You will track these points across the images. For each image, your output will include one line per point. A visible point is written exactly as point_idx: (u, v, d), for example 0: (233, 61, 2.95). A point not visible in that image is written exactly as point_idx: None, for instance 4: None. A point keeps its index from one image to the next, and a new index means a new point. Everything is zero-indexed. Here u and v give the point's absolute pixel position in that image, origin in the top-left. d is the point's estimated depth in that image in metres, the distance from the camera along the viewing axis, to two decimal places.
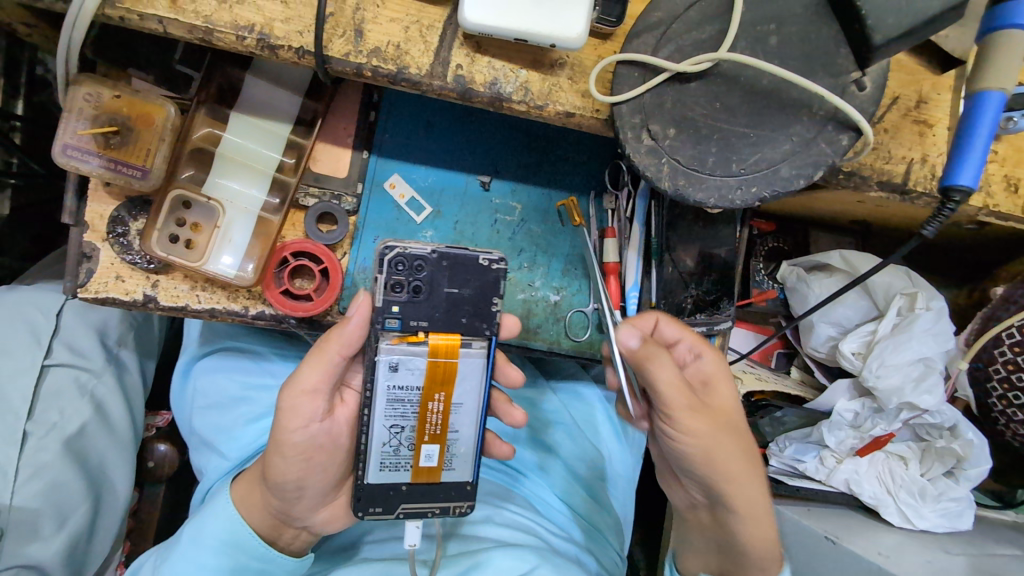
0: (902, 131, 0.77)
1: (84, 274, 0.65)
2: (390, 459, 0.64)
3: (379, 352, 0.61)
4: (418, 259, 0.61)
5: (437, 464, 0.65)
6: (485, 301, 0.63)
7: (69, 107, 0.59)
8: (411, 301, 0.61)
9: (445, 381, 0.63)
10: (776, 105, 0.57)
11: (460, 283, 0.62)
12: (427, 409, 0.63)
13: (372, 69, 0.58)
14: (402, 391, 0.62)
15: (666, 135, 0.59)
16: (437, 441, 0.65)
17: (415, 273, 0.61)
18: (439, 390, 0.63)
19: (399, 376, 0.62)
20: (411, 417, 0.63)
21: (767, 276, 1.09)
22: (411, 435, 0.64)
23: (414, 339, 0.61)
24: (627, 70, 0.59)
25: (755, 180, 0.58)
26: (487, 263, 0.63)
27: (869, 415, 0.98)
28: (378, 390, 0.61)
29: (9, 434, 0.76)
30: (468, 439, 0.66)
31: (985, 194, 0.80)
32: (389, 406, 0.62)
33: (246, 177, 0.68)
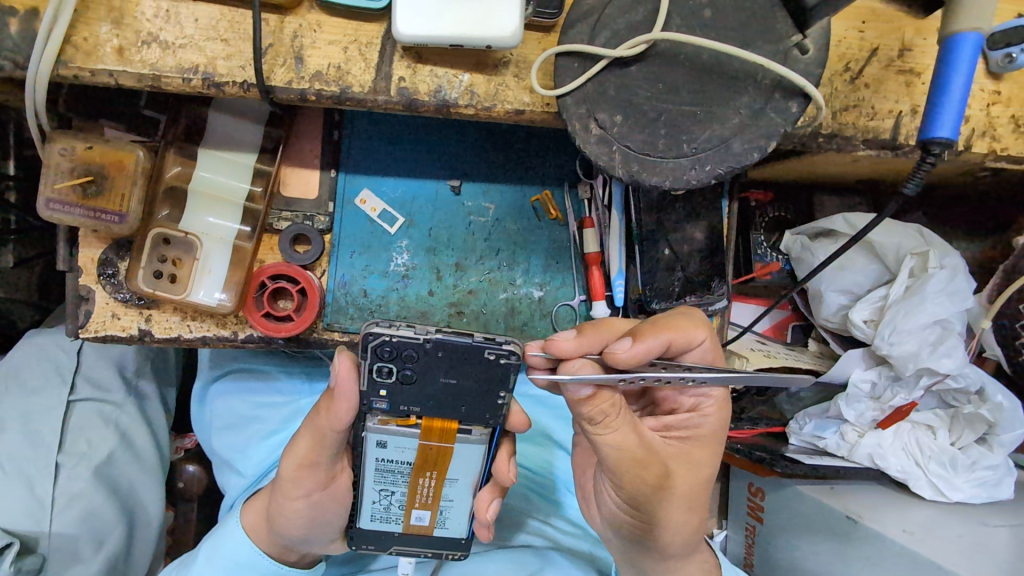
0: (885, 84, 0.73)
1: (83, 315, 0.69)
2: (381, 512, 0.64)
3: (367, 430, 0.57)
4: (407, 349, 0.52)
5: (429, 523, 0.65)
6: (488, 392, 0.55)
7: (48, 163, 0.63)
8: (400, 386, 0.54)
9: (439, 459, 0.60)
10: (721, 78, 0.55)
11: (457, 373, 0.54)
12: (417, 483, 0.61)
13: (316, 93, 0.59)
14: (391, 462, 0.60)
15: (613, 123, 0.58)
16: (427, 507, 0.64)
17: (404, 361, 0.53)
18: (430, 469, 0.60)
19: (388, 450, 0.59)
20: (400, 485, 0.62)
21: (770, 248, 1.04)
22: (401, 498, 0.63)
23: (405, 421, 0.56)
24: (567, 62, 0.58)
25: (708, 158, 0.56)
26: (493, 357, 0.53)
27: (888, 385, 0.94)
28: (366, 459, 0.60)
29: (44, 468, 0.85)
30: (461, 505, 0.64)
31: (990, 138, 0.74)
32: (378, 474, 0.61)
33: (219, 209, 0.71)
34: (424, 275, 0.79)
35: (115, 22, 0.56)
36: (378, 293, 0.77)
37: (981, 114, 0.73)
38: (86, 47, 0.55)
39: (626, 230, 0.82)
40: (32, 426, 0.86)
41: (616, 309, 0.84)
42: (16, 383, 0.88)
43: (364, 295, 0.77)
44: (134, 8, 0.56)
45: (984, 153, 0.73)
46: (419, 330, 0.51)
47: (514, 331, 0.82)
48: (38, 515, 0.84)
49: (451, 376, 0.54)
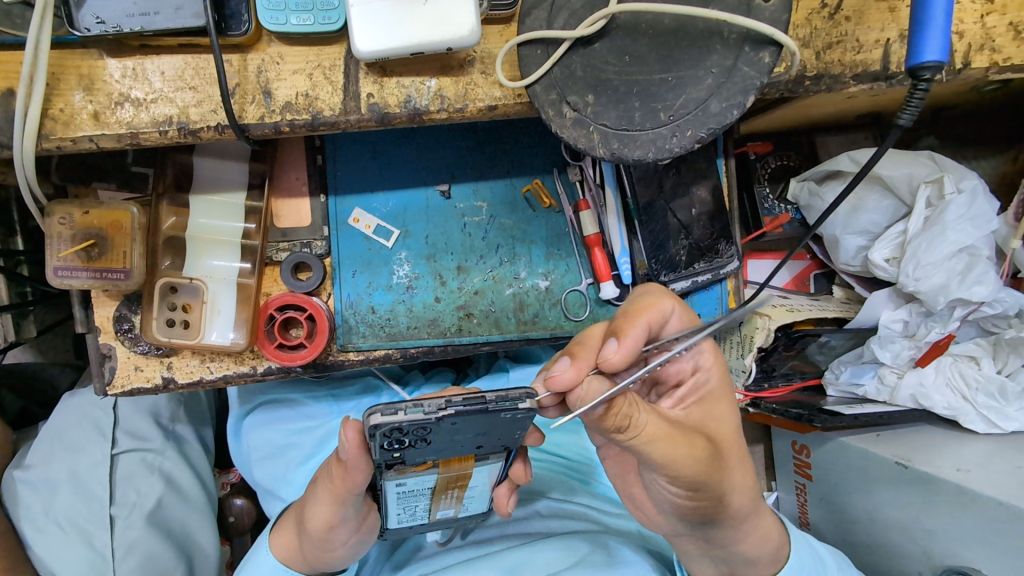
0: (867, 14, 0.69)
1: (108, 372, 0.72)
2: (406, 517, 0.66)
3: (387, 479, 0.58)
4: (414, 428, 0.49)
5: (454, 513, 0.69)
6: (507, 432, 0.54)
7: (50, 233, 0.65)
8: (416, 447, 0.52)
9: (459, 479, 0.61)
10: (687, 40, 0.53)
11: (474, 430, 0.51)
12: (440, 496, 0.63)
13: (289, 124, 0.60)
14: (413, 489, 0.61)
15: (586, 103, 0.57)
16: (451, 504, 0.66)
17: (417, 433, 0.50)
18: (454, 487, 0.62)
19: (409, 485, 0.60)
20: (425, 500, 0.63)
21: (778, 200, 1.02)
22: (426, 506, 0.65)
23: (423, 467, 0.57)
24: (530, 50, 0.57)
25: (687, 124, 0.55)
26: (512, 416, 0.50)
27: (920, 322, 0.90)
28: (389, 492, 0.61)
29: (101, 521, 0.90)
30: (481, 496, 0.67)
31: (991, 51, 0.70)
32: (402, 496, 0.62)
33: (220, 251, 0.73)
34: (428, 283, 0.79)
35: (87, 88, 0.57)
36: (386, 307, 0.78)
37: (974, 27, 0.69)
38: (64, 117, 0.57)
39: (622, 207, 0.81)
40: (84, 484, 0.91)
41: (625, 286, 0.83)
42: (61, 446, 0.92)
43: (373, 311, 0.78)
44: (102, 72, 0.57)
45: (985, 68, 0.69)
46: (425, 410, 0.47)
47: (526, 324, 0.82)
48: (101, 565, 0.89)
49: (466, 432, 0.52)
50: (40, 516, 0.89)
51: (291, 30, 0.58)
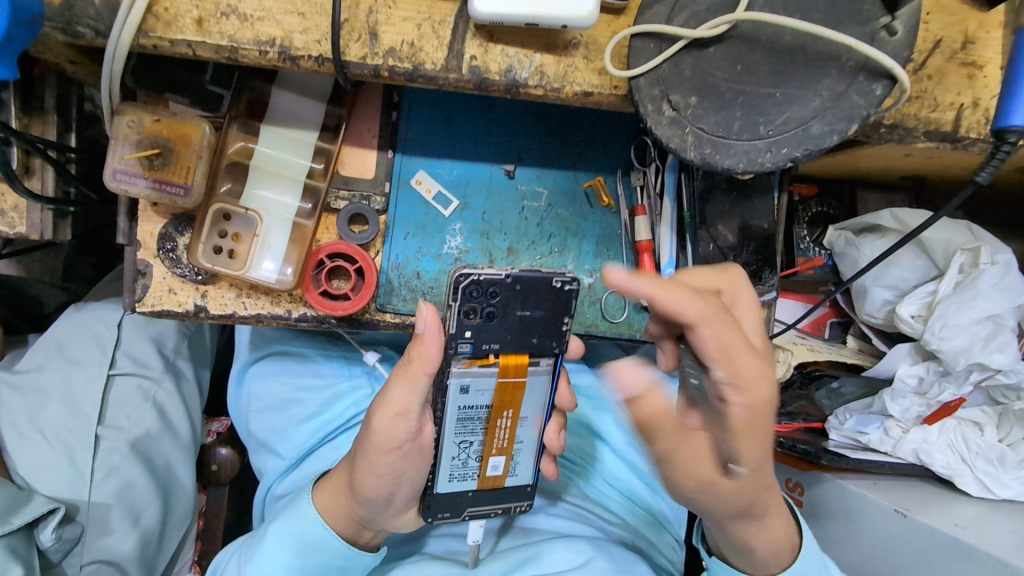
0: (948, 76, 0.72)
1: (141, 289, 0.69)
2: (458, 471, 0.68)
3: (451, 375, 0.63)
4: (488, 284, 0.61)
5: (501, 472, 0.70)
6: (556, 323, 0.64)
7: (115, 134, 0.63)
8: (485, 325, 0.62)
9: (513, 395, 0.66)
10: (802, 61, 0.54)
11: (531, 307, 0.63)
12: (495, 425, 0.67)
13: (389, 69, 0.59)
14: (471, 407, 0.65)
15: (687, 104, 0.57)
16: (503, 451, 0.69)
17: (488, 299, 0.61)
18: (507, 407, 0.67)
19: (469, 395, 0.64)
20: (479, 433, 0.67)
21: (813, 243, 1.05)
22: (478, 448, 0.68)
23: (484, 361, 0.63)
24: (642, 42, 0.58)
25: (785, 141, 0.56)
26: (561, 285, 0.63)
27: (936, 380, 0.93)
28: (449, 407, 0.64)
29: (85, 438, 0.86)
30: (531, 446, 0.70)
31: None
32: (458, 424, 0.66)
33: (280, 185, 0.71)
34: (477, 259, 0.79)
35: None
36: (431, 275, 0.77)
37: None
38: (166, 17, 0.55)
39: (678, 218, 0.82)
40: (75, 397, 0.87)
41: None
42: (61, 355, 0.89)
43: (417, 277, 0.76)
44: None
45: None
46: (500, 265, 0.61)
47: None
48: (77, 485, 0.84)
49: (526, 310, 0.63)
50: (23, 424, 0.85)
51: None
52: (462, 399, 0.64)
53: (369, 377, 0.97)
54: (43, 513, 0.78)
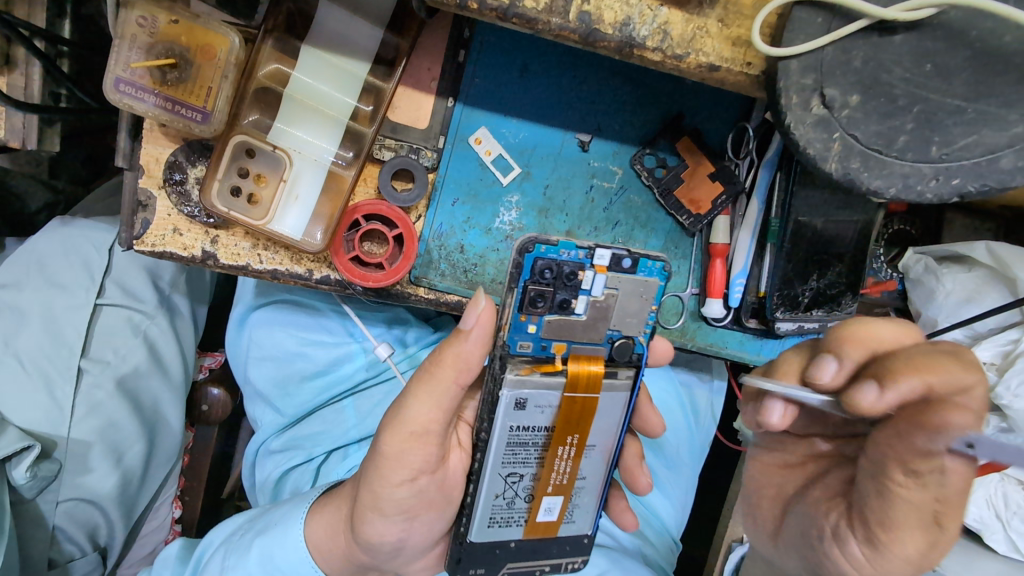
0: None
1: (140, 225, 0.58)
2: (501, 514, 0.57)
3: (503, 385, 0.51)
4: (562, 265, 0.51)
5: (556, 517, 0.59)
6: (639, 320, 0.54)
7: (120, 34, 0.51)
8: (556, 314, 0.52)
9: (580, 421, 0.55)
10: (1013, 74, 0.43)
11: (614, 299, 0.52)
12: (554, 454, 0.56)
13: (479, 0, 0.46)
14: (524, 430, 0.54)
15: (846, 103, 0.45)
16: (560, 491, 0.58)
17: (564, 284, 0.51)
18: (572, 433, 0.55)
19: (523, 413, 0.53)
20: (532, 464, 0.56)
21: (888, 265, 0.94)
22: (530, 484, 0.56)
23: (549, 369, 0.52)
24: (806, 14, 0.45)
25: (959, 170, 0.45)
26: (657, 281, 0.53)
27: (993, 436, 0.82)
28: (496, 427, 0.53)
29: (65, 371, 0.77)
30: (594, 485, 0.59)
31: None
32: (508, 450, 0.54)
33: (317, 125, 0.58)
34: None
35: None
36: (477, 250, 0.66)
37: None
38: None
39: (762, 224, 0.71)
40: (55, 324, 0.78)
41: (728, 309, 0.74)
42: (41, 274, 0.79)
43: (460, 251, 0.66)
44: None
45: None
46: (583, 245, 0.50)
47: None
48: (55, 420, 0.76)
49: (609, 301, 0.52)
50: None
51: None
52: (518, 418, 0.53)
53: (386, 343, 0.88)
54: (15, 451, 0.70)
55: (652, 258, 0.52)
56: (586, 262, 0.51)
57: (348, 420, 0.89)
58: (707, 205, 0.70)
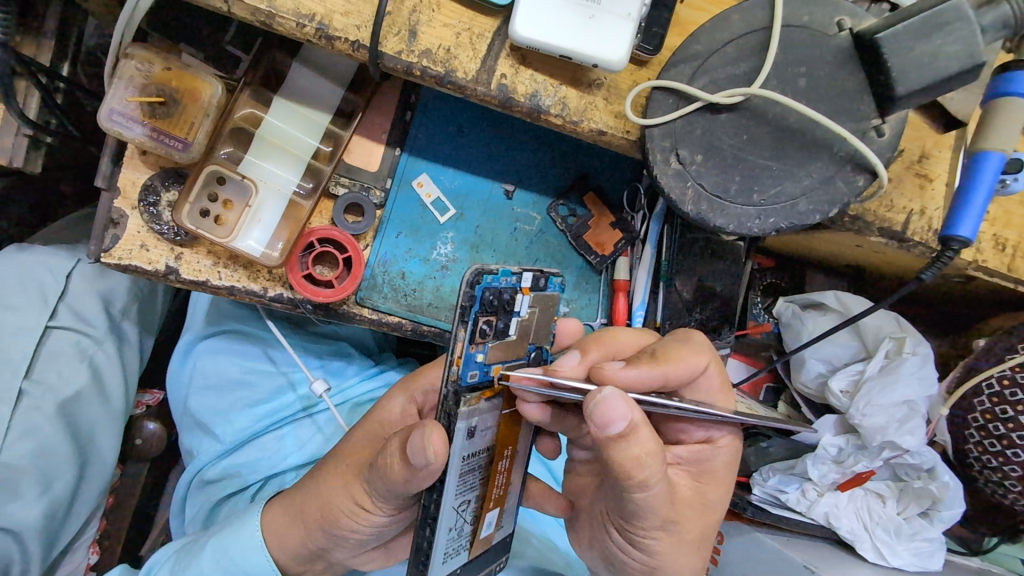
0: (903, 184, 0.75)
1: (109, 240, 0.65)
2: (453, 546, 0.55)
3: (460, 418, 0.53)
4: (503, 290, 0.54)
5: (493, 530, 0.61)
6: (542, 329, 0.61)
7: (120, 75, 0.62)
8: (495, 340, 0.55)
9: (511, 434, 0.60)
10: (801, 142, 0.60)
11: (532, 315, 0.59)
12: (495, 470, 0.59)
13: (422, 69, 0.61)
14: (471, 456, 0.55)
15: (693, 161, 0.61)
16: (498, 504, 0.60)
17: (505, 313, 0.55)
18: (507, 446, 0.60)
19: (473, 443, 0.55)
20: (477, 486, 0.57)
21: (764, 310, 1.13)
22: (475, 505, 0.57)
23: (489, 394, 0.55)
24: (662, 96, 0.62)
25: (773, 211, 0.61)
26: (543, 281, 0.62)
27: (853, 452, 0.97)
28: (451, 460, 0.53)
29: (5, 391, 0.77)
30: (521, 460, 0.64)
31: (975, 250, 0.80)
32: (460, 480, 0.55)
33: (282, 161, 0.69)
34: (462, 270, 0.78)
35: None
36: (416, 276, 0.76)
37: (987, 231, 0.81)
38: None
39: (655, 265, 0.86)
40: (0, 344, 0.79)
41: None
42: None
43: (402, 277, 0.75)
44: None
45: (969, 261, 0.80)
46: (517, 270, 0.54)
47: None
48: None
49: (531, 318, 0.58)
50: None
51: None
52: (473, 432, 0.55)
53: (327, 372, 0.94)
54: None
55: (557, 275, 0.60)
56: (517, 286, 0.55)
57: (285, 449, 0.91)
58: (611, 247, 0.84)
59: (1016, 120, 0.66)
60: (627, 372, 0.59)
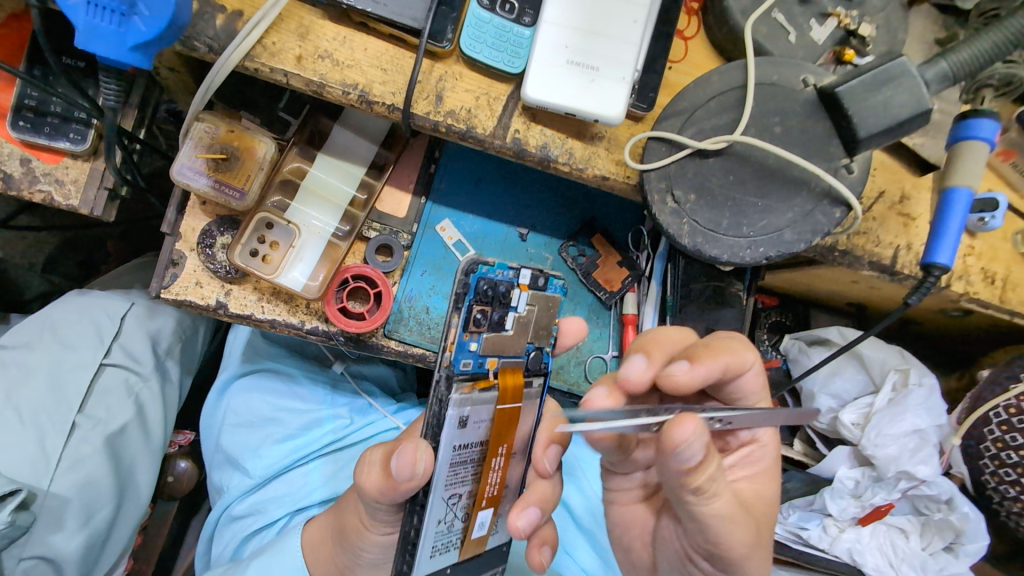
0: (887, 222, 0.81)
1: (169, 277, 0.74)
2: (441, 543, 0.62)
3: (451, 401, 0.60)
4: (498, 283, 0.62)
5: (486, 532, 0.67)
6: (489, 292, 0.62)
7: (190, 137, 0.72)
8: (490, 331, 0.62)
9: (507, 433, 0.65)
10: (782, 180, 0.68)
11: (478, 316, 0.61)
12: (491, 465, 0.65)
13: (447, 127, 0.70)
14: (465, 447, 0.63)
15: (687, 200, 0.69)
16: (492, 504, 0.67)
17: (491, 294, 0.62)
18: (502, 444, 0.65)
19: (465, 431, 0.62)
20: (468, 481, 0.64)
21: (772, 346, 1.14)
22: (467, 502, 0.64)
23: (484, 384, 0.63)
24: (656, 145, 0.70)
25: (763, 241, 0.68)
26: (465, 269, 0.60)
27: (870, 485, 0.97)
28: (445, 447, 0.61)
29: (60, 425, 0.84)
30: (511, 493, 0.70)
31: (965, 282, 0.85)
32: (453, 467, 0.62)
33: (323, 208, 0.79)
34: None
35: (301, 36, 0.66)
36: (438, 312, 0.82)
37: (974, 265, 0.85)
38: (272, 49, 0.65)
39: (661, 299, 0.90)
40: (60, 380, 0.86)
41: None
42: (54, 336, 0.88)
43: (426, 311, 0.82)
44: (319, 29, 0.67)
45: (959, 292, 0.84)
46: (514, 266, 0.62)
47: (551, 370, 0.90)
48: (40, 471, 0.81)
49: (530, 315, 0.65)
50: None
51: (477, 59, 0.70)
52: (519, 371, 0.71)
53: (352, 408, 1.00)
54: (3, 494, 0.76)
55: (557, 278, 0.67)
56: (515, 281, 0.63)
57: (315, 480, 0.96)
58: (618, 284, 0.90)
59: (976, 161, 0.74)
60: (695, 372, 0.60)
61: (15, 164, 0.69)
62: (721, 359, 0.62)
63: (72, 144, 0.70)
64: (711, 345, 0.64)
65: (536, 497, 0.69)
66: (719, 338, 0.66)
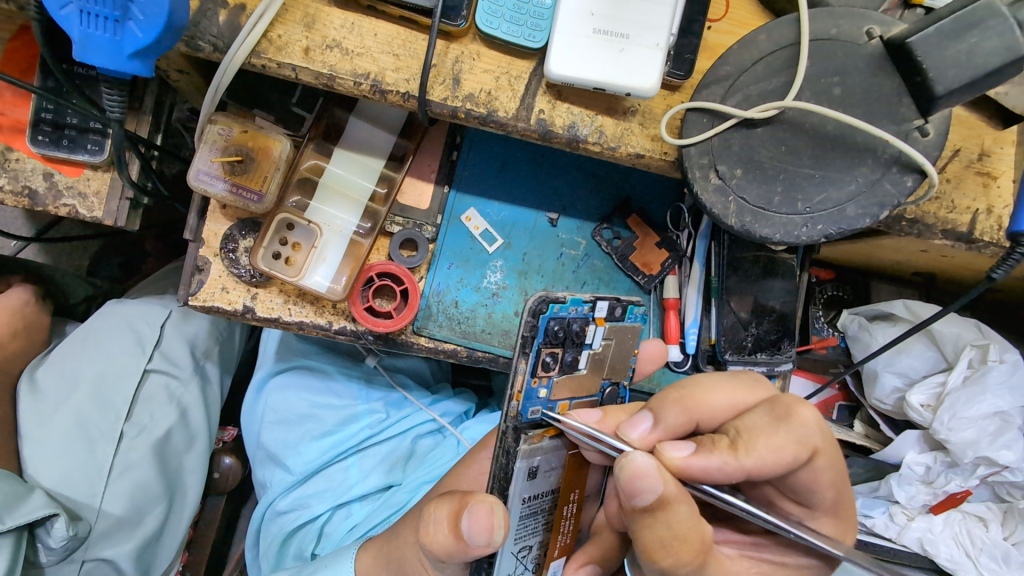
0: (964, 183, 0.71)
1: (196, 284, 0.73)
2: None
3: (518, 457, 0.56)
4: (572, 321, 0.58)
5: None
6: (569, 337, 0.59)
7: (204, 140, 0.70)
8: (562, 373, 0.60)
9: (577, 478, 0.62)
10: (842, 148, 0.60)
11: (554, 363, 0.59)
12: (563, 515, 0.61)
13: (466, 112, 0.65)
14: (534, 498, 0.58)
15: (733, 175, 0.62)
16: (563, 553, 0.63)
17: (565, 342, 0.59)
18: (575, 489, 0.62)
19: (534, 483, 0.58)
20: (538, 533, 0.60)
21: (827, 323, 1.06)
22: (536, 554, 0.61)
23: (553, 433, 0.58)
24: (696, 116, 0.63)
25: (821, 218, 0.61)
26: (538, 311, 0.57)
27: (942, 470, 0.90)
28: (514, 502, 0.56)
29: (109, 433, 0.86)
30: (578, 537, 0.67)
31: None
32: (521, 524, 0.58)
33: (343, 205, 0.76)
34: (513, 296, 0.80)
35: (307, 26, 0.63)
36: (468, 305, 0.79)
37: None
38: (279, 42, 0.62)
39: (704, 282, 0.84)
40: (105, 388, 0.88)
41: (687, 356, 0.85)
42: (96, 345, 0.90)
43: (455, 305, 0.79)
44: (325, 17, 0.63)
45: None
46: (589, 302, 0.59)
47: None
48: (93, 479, 0.84)
49: (606, 350, 0.62)
50: (50, 408, 0.87)
51: (496, 36, 0.65)
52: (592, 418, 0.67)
53: (387, 402, 1.00)
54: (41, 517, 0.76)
55: (636, 307, 0.64)
56: (590, 316, 0.60)
57: (352, 476, 0.97)
58: (658, 266, 0.84)
59: None
60: (692, 463, 0.51)
61: (38, 179, 0.69)
62: (755, 454, 0.51)
63: (90, 156, 0.69)
64: (750, 425, 0.53)
65: (606, 552, 0.65)
66: (765, 415, 0.54)
